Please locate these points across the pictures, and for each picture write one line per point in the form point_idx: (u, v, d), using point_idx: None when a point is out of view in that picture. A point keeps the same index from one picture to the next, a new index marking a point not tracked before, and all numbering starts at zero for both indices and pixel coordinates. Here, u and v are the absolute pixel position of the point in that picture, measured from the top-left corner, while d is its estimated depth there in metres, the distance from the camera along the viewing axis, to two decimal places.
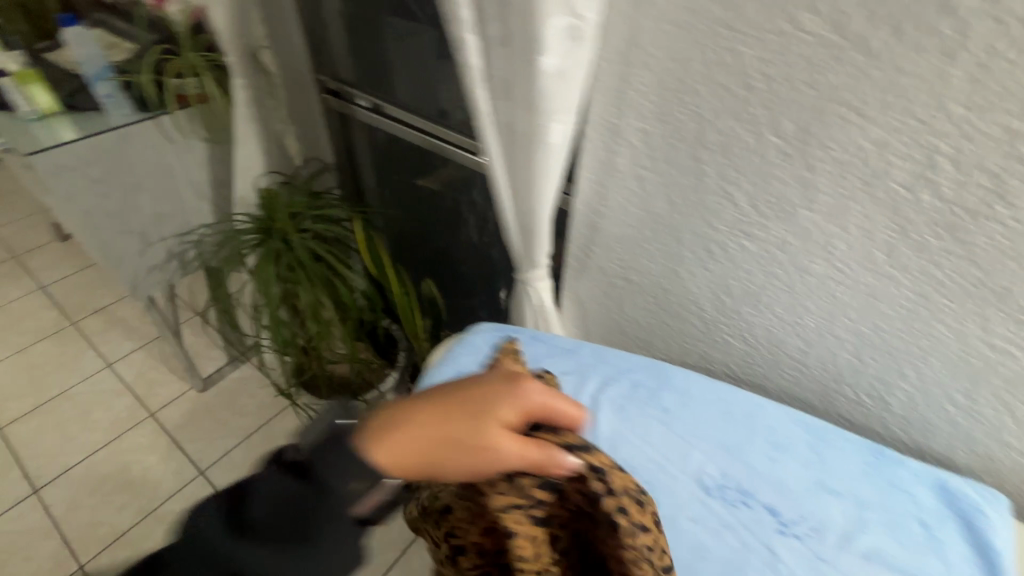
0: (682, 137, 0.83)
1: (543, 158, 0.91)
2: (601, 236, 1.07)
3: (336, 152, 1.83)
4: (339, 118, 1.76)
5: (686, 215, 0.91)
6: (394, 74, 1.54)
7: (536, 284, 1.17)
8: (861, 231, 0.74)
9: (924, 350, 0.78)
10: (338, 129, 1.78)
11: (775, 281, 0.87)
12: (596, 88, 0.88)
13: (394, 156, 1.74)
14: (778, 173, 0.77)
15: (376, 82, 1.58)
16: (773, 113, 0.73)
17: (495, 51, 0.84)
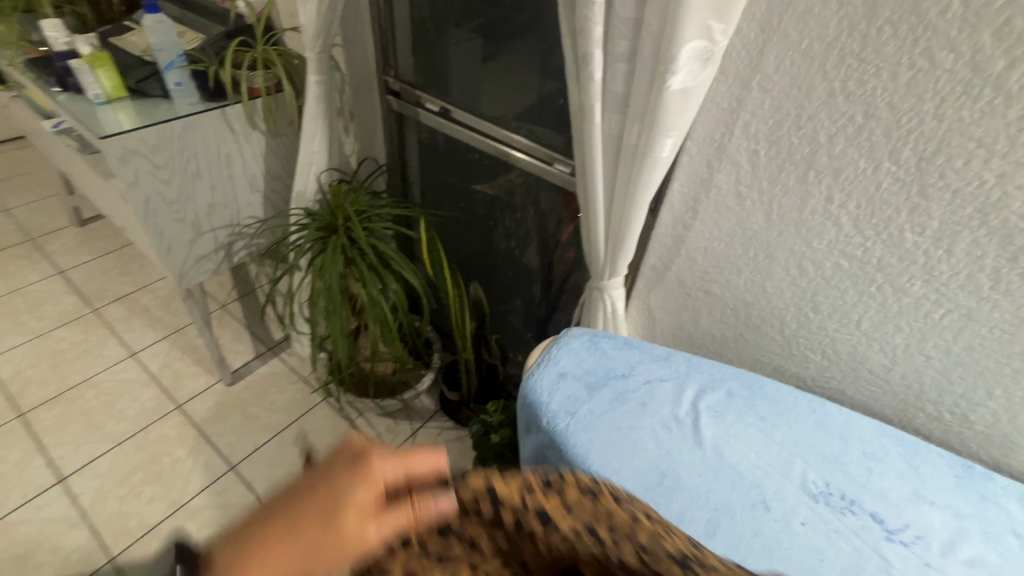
0: (792, 159, 0.88)
1: (649, 171, 0.94)
2: (685, 249, 1.11)
3: (388, 152, 1.84)
4: (396, 119, 1.78)
5: (782, 233, 0.95)
6: (462, 79, 1.55)
7: (613, 292, 1.18)
8: (967, 256, 0.79)
9: (1015, 370, 0.83)
10: (394, 129, 1.80)
11: (868, 300, 0.92)
12: (708, 108, 0.92)
13: (449, 159, 1.74)
14: (890, 198, 0.81)
15: (442, 86, 1.61)
16: (894, 142, 0.77)
17: (619, 67, 0.88)
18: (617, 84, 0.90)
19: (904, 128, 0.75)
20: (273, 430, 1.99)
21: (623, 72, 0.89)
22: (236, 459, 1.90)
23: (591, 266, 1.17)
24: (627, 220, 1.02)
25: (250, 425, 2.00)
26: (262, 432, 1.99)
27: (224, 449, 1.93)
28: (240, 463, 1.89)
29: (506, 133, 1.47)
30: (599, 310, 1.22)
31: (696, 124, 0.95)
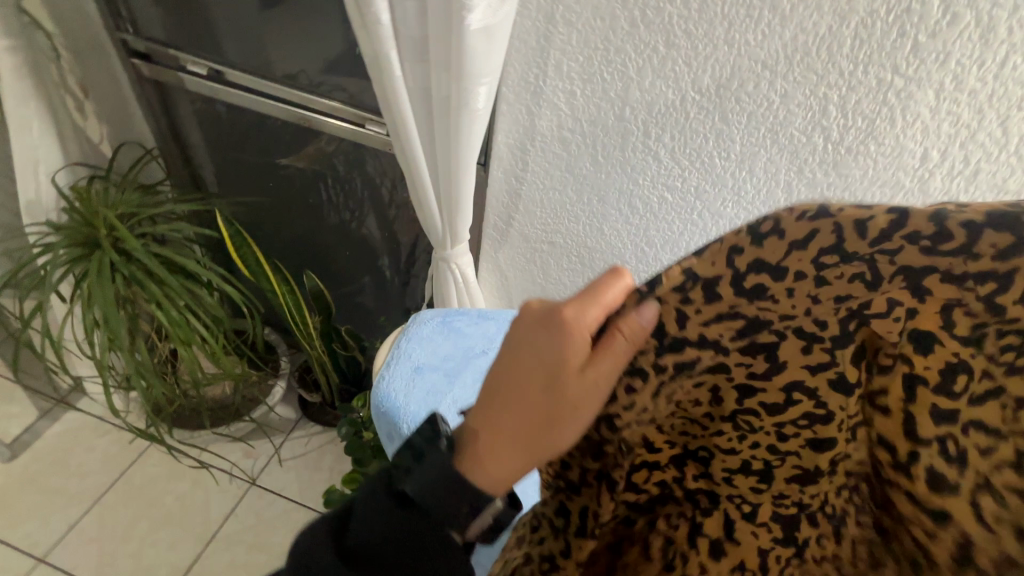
0: (606, 96, 0.84)
1: (469, 125, 0.85)
2: (523, 203, 1.06)
3: (157, 131, 1.47)
4: (155, 88, 1.40)
5: (609, 173, 0.94)
6: (231, 31, 1.25)
7: (458, 261, 1.11)
8: (766, 175, 0.84)
9: None
10: (157, 102, 1.42)
11: (692, 228, 0.96)
12: (516, 47, 0.85)
13: (241, 134, 1.45)
14: (698, 127, 0.83)
15: (207, 42, 1.28)
16: (694, 70, 0.77)
17: (410, 7, 0.75)
18: (412, 27, 0.77)
19: (701, 57, 0.76)
20: (88, 498, 1.62)
21: (415, 13, 0.76)
22: (43, 548, 1.53)
23: (432, 237, 1.07)
24: (458, 182, 0.93)
25: (54, 501, 1.61)
26: (74, 505, 1.61)
27: (22, 542, 1.54)
28: (50, 551, 1.52)
29: (303, 94, 1.26)
30: (448, 282, 1.13)
31: (508, 66, 0.87)
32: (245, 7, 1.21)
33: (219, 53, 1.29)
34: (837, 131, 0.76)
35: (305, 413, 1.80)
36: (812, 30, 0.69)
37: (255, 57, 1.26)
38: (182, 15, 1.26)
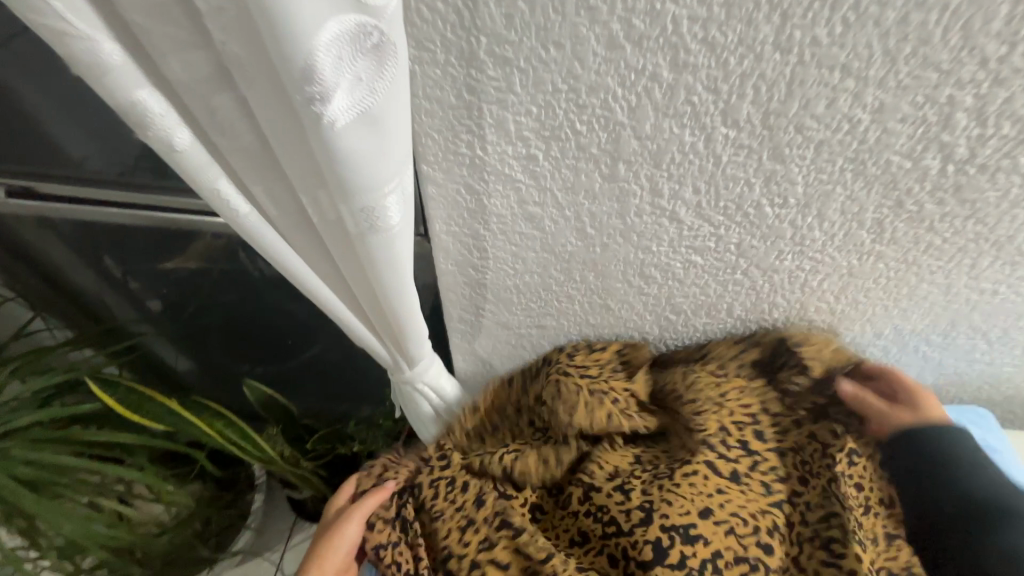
0: (587, 154, 0.53)
1: (385, 247, 0.54)
2: (492, 293, 0.76)
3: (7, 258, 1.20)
4: None
5: (608, 246, 0.65)
6: (53, 133, 0.99)
7: (427, 379, 0.81)
8: (844, 215, 0.56)
9: (905, 309, 0.68)
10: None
11: (735, 287, 0.68)
12: (427, 110, 0.51)
13: (122, 244, 1.18)
14: (735, 172, 0.53)
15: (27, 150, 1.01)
16: (723, 98, 0.47)
17: (222, 108, 0.41)
18: (237, 139, 0.44)
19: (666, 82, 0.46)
20: None
21: (236, 116, 0.42)
22: None
23: (381, 362, 0.78)
24: (392, 308, 0.63)
25: None
26: None
27: None
28: None
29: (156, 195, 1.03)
30: (422, 402, 0.84)
31: (422, 138, 0.54)
32: (59, 102, 0.96)
33: (43, 161, 1.02)
34: (964, 147, 0.47)
35: (299, 515, 1.56)
36: (936, 2, 0.38)
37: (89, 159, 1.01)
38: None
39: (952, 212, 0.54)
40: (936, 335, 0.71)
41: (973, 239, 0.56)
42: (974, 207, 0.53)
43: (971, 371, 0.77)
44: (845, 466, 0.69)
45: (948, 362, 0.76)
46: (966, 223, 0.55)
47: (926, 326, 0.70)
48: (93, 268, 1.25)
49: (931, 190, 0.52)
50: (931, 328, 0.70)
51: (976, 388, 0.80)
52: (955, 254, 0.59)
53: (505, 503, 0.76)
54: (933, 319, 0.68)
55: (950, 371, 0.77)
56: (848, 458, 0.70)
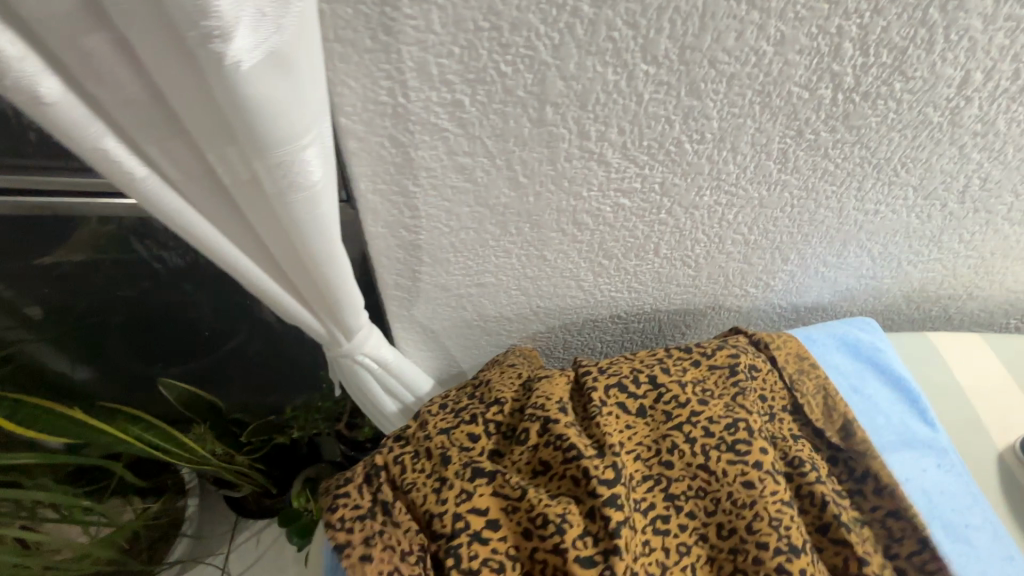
0: (514, 97, 0.52)
1: (310, 208, 0.50)
2: (426, 254, 0.74)
3: None
4: None
5: (540, 194, 0.65)
6: None
7: (368, 349, 0.80)
8: (754, 147, 0.60)
9: (806, 235, 0.75)
10: None
11: (661, 227, 0.72)
12: (341, 55, 0.48)
13: None
14: (657, 109, 0.55)
15: None
16: (643, 33, 0.48)
17: (96, 52, 0.36)
18: (120, 90, 0.38)
19: (586, 18, 0.46)
20: None
21: (116, 62, 0.37)
22: None
23: (316, 337, 0.74)
24: (325, 274, 0.60)
25: None
26: None
27: None
28: None
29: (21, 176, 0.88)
30: (364, 374, 0.84)
31: (337, 88, 0.50)
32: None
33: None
34: (852, 75, 0.52)
35: (240, 514, 1.48)
36: None
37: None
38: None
39: (842, 139, 0.59)
40: (832, 256, 0.80)
41: (859, 163, 0.63)
42: (859, 133, 0.59)
43: (859, 286, 0.87)
44: (761, 377, 0.74)
45: (841, 280, 0.86)
46: (854, 148, 0.61)
47: (824, 248, 0.78)
48: None
49: (825, 118, 0.57)
50: (828, 250, 0.78)
51: (864, 300, 0.91)
52: (846, 179, 0.65)
53: (472, 452, 0.65)
54: (829, 241, 0.76)
55: (842, 288, 0.87)
56: (760, 371, 0.74)
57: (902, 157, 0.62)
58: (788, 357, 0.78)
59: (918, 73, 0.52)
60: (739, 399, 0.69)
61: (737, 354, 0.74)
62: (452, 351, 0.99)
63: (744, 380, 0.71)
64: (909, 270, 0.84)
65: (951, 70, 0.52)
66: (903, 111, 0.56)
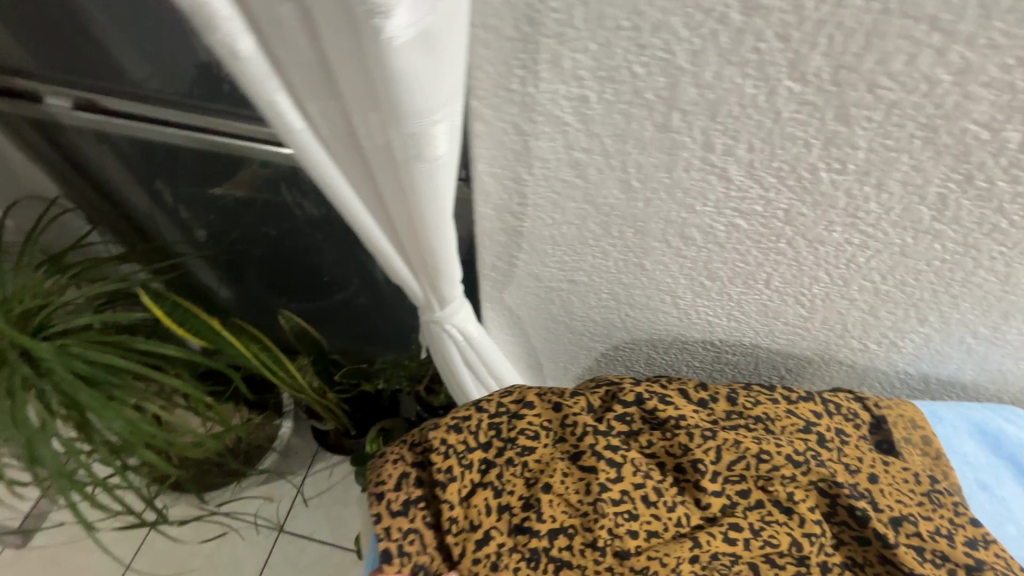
0: (640, 99, 0.52)
1: (429, 178, 0.55)
2: (527, 242, 0.76)
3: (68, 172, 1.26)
4: (46, 126, 1.17)
5: (651, 201, 0.63)
6: (115, 51, 1.01)
7: (455, 321, 0.85)
8: (905, 187, 0.53)
9: (955, 297, 0.65)
10: (54, 140, 1.20)
11: (777, 257, 0.66)
12: (484, 41, 0.51)
13: (175, 167, 1.23)
14: (794, 130, 0.51)
15: (89, 66, 1.04)
16: (794, 47, 0.44)
17: (285, 20, 0.42)
18: (295, 52, 0.45)
19: (732, 25, 0.44)
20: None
21: (298, 30, 0.43)
22: None
23: (415, 300, 0.80)
24: (429, 243, 0.65)
25: None
26: None
27: None
28: None
29: (211, 118, 1.05)
30: (448, 344, 0.89)
31: (475, 71, 0.54)
32: (126, 19, 0.99)
33: (112, 81, 1.06)
34: None
35: (321, 444, 1.65)
36: None
37: (153, 78, 1.04)
38: (55, 43, 1.02)
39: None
40: (986, 327, 0.68)
41: None
42: None
43: (1016, 370, 0.74)
44: (849, 446, 0.67)
45: (992, 357, 0.73)
46: None
47: (975, 316, 0.67)
48: (146, 188, 1.30)
49: (1006, 166, 0.49)
50: (981, 319, 0.67)
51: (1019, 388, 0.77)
52: (1021, 241, 0.55)
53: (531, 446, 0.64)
54: (984, 309, 0.65)
55: (991, 367, 0.75)
56: (849, 439, 0.68)
57: None
58: (902, 431, 0.68)
59: None
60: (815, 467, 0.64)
61: (821, 414, 0.69)
62: (534, 341, 1.02)
63: (823, 448, 0.66)
64: None
65: None
66: None
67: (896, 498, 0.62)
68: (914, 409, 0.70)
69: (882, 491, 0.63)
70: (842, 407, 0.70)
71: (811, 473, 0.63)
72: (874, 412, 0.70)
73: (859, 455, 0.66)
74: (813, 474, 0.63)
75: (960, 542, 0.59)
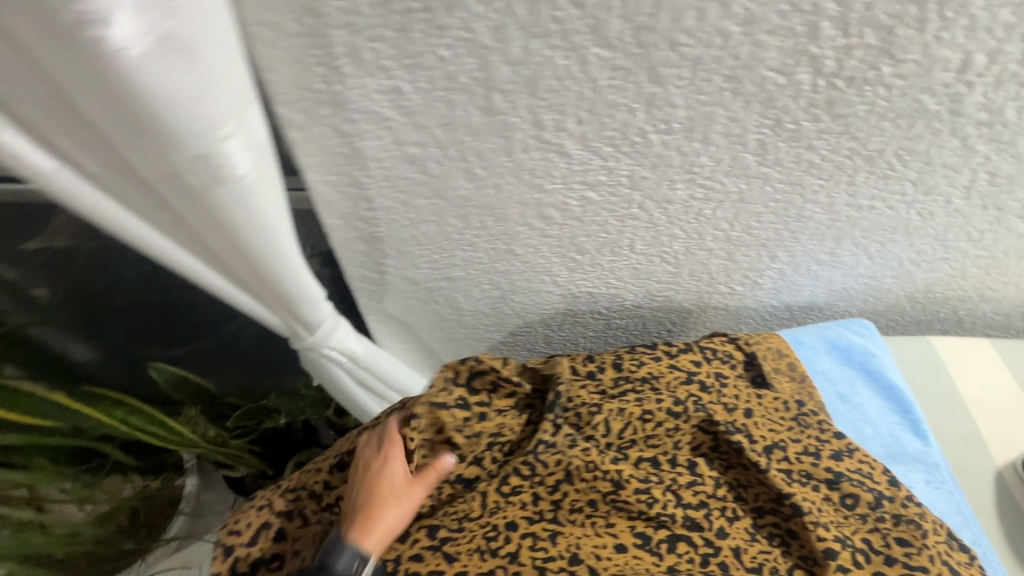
0: (457, 84, 0.49)
1: (238, 200, 0.48)
2: (389, 247, 0.71)
3: None
4: None
5: (501, 186, 0.61)
6: None
7: (333, 343, 0.79)
8: (727, 138, 0.55)
9: (794, 232, 0.70)
10: None
11: (634, 222, 0.67)
12: (268, 40, 0.45)
13: None
14: (615, 97, 0.50)
15: None
16: (592, 13, 0.43)
17: None
18: (19, 79, 0.38)
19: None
20: None
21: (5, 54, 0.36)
22: None
23: (278, 330, 0.73)
24: (268, 270, 0.58)
25: None
26: None
27: None
28: None
29: None
30: (332, 367, 0.83)
31: (269, 74, 0.48)
32: None
33: None
34: (832, 58, 0.47)
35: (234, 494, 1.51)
36: None
37: None
38: None
39: (827, 129, 0.54)
40: (824, 254, 0.74)
41: (848, 155, 0.57)
42: (846, 122, 0.53)
43: (857, 285, 0.81)
44: (727, 386, 0.71)
45: (836, 279, 0.80)
46: (842, 138, 0.55)
47: (814, 246, 0.72)
48: None
49: (806, 107, 0.52)
50: (819, 248, 0.73)
51: (862, 300, 0.85)
52: (835, 173, 0.60)
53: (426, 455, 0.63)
54: (819, 239, 0.71)
55: (838, 287, 0.82)
56: (727, 379, 0.71)
57: (896, 148, 0.56)
58: (771, 362, 0.73)
59: (909, 56, 0.47)
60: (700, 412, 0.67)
61: (700, 362, 0.72)
62: (431, 344, 0.98)
63: (705, 391, 0.69)
64: (912, 269, 0.78)
65: (948, 52, 0.46)
66: (894, 98, 0.51)
67: (767, 428, 0.66)
68: (776, 338, 0.76)
69: (755, 423, 0.66)
70: (718, 351, 0.74)
71: (692, 418, 0.66)
72: (746, 350, 0.74)
73: (736, 393, 0.70)
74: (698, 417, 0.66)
75: (828, 455, 0.64)
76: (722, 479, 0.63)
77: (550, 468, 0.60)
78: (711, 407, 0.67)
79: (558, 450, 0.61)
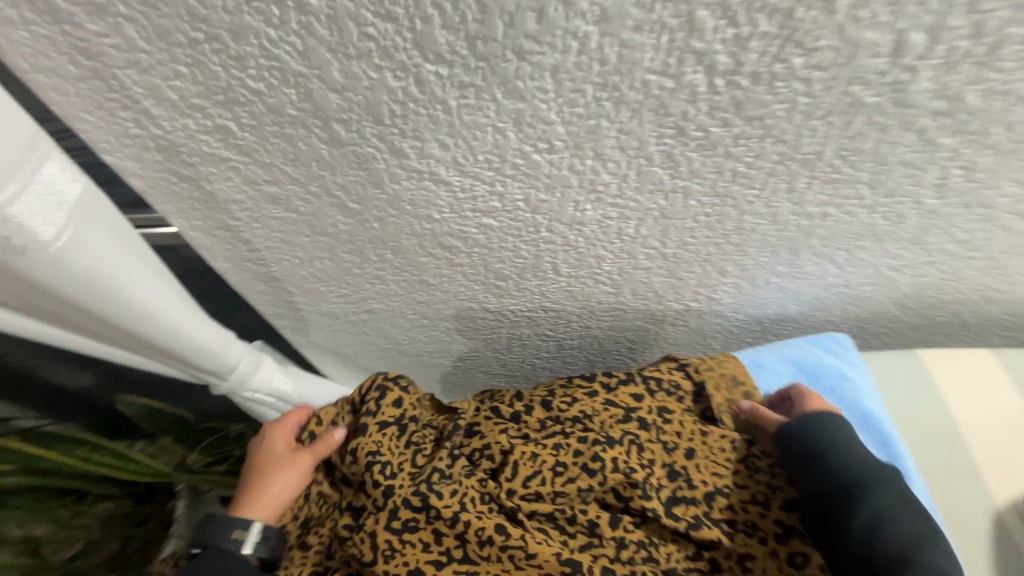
0: (286, 117, 0.42)
1: (56, 266, 0.43)
2: (290, 285, 0.66)
3: None
4: None
5: (384, 218, 0.54)
6: None
7: (255, 387, 0.74)
8: (625, 152, 0.46)
9: (739, 244, 0.60)
10: None
11: (549, 246, 0.59)
12: (53, 87, 0.39)
13: None
14: (475, 116, 0.42)
15: None
16: (408, 25, 0.35)
17: None
18: None
19: (319, 13, 0.34)
20: None
21: None
22: None
23: (180, 377, 0.68)
24: (132, 327, 0.53)
25: None
26: None
27: None
28: None
29: None
30: (261, 407, 0.79)
31: (75, 123, 0.42)
32: None
33: None
34: (724, 52, 0.38)
35: None
36: None
37: None
38: None
39: (744, 133, 0.45)
40: (782, 265, 0.64)
41: (779, 161, 0.48)
42: (764, 124, 0.44)
43: (830, 294, 0.71)
44: (673, 421, 0.62)
45: (803, 289, 0.70)
46: (765, 142, 0.46)
47: (768, 258, 0.63)
48: None
49: (709, 111, 0.42)
50: (774, 259, 0.63)
51: (841, 309, 0.75)
52: (768, 180, 0.50)
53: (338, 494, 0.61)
54: (772, 250, 0.61)
55: (808, 298, 0.72)
56: (673, 413, 0.63)
57: (837, 149, 0.46)
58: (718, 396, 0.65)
59: (823, 43, 0.37)
60: (642, 449, 0.60)
61: (643, 395, 0.64)
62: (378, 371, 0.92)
63: (646, 426, 0.61)
64: (894, 275, 0.67)
65: (873, 34, 0.36)
66: (818, 93, 0.41)
67: (711, 473, 0.60)
68: (730, 361, 0.68)
69: (697, 467, 0.60)
70: (664, 381, 0.65)
71: (629, 465, 0.58)
72: (696, 378, 0.66)
73: (679, 428, 0.62)
74: (636, 458, 0.59)
75: (778, 505, 0.58)
76: (651, 525, 0.58)
77: (445, 501, 0.56)
78: (649, 449, 0.60)
79: (454, 483, 0.57)
